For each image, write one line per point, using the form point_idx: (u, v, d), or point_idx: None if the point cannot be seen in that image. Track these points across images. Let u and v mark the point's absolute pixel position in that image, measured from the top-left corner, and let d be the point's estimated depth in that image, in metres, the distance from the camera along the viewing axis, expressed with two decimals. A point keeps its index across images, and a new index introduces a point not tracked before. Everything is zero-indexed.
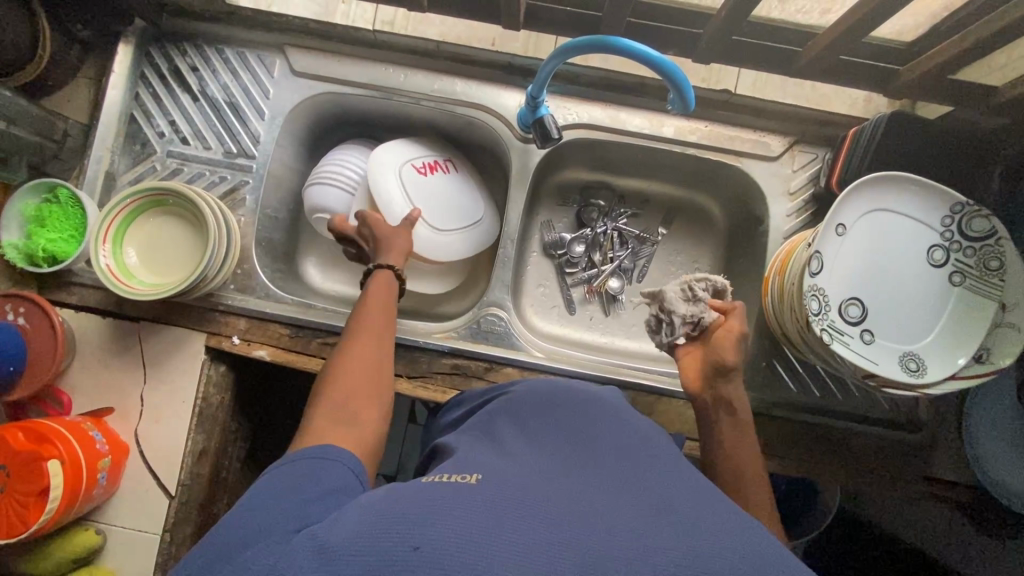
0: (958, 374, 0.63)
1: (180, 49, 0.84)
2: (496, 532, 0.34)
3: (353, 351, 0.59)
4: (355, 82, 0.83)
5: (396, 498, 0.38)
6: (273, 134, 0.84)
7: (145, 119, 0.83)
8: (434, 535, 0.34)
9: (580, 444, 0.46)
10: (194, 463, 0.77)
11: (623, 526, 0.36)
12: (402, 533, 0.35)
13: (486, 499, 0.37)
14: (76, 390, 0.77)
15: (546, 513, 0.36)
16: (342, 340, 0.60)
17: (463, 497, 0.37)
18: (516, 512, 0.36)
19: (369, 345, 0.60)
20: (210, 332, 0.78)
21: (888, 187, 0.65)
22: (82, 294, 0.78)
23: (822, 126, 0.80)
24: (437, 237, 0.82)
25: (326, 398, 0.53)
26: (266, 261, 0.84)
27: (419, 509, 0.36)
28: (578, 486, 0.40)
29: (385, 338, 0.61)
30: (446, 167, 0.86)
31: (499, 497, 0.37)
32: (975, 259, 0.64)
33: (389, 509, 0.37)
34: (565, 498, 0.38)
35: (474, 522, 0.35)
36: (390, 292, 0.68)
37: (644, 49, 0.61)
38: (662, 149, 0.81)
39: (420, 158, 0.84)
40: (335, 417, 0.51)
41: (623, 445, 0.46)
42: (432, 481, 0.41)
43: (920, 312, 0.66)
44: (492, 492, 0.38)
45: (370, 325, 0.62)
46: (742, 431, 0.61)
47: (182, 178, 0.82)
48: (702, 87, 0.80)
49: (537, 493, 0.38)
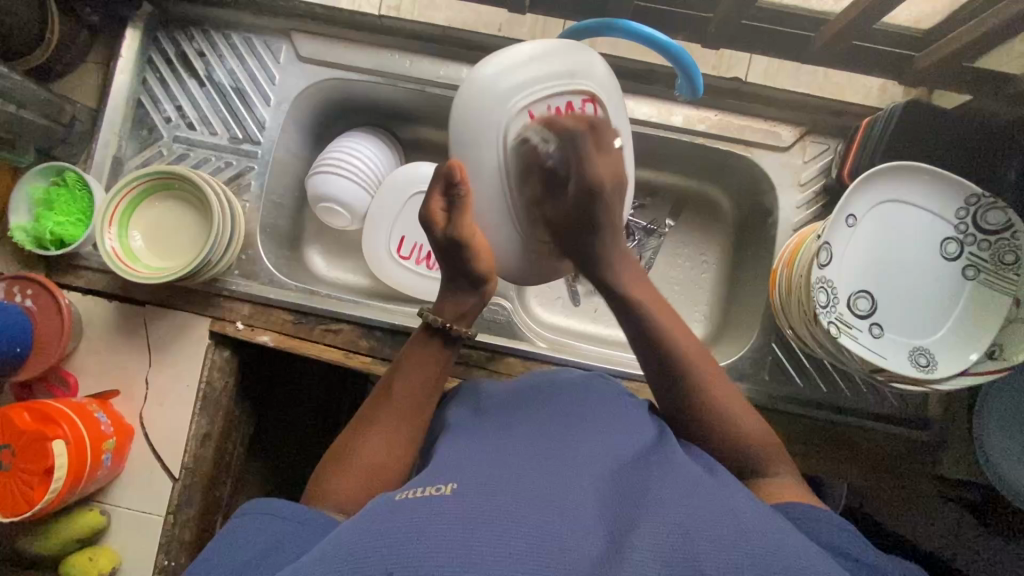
0: (969, 370, 0.61)
1: (187, 34, 0.84)
2: (476, 535, 0.34)
3: (371, 440, 0.53)
4: (362, 68, 0.83)
5: (367, 522, 0.36)
6: (279, 120, 0.84)
7: (152, 104, 0.83)
8: (404, 556, 0.32)
9: (571, 448, 0.44)
10: (198, 446, 0.77)
11: (609, 524, 0.35)
12: (372, 554, 0.33)
13: (467, 504, 0.36)
14: (82, 371, 0.78)
15: (524, 531, 0.34)
16: (373, 400, 0.56)
17: (439, 503, 0.37)
18: (491, 528, 0.34)
19: (401, 408, 0.55)
20: (214, 317, 0.78)
21: (899, 178, 0.63)
22: (88, 277, 0.78)
23: (836, 116, 0.78)
24: (540, 249, 0.65)
25: (349, 448, 0.52)
26: (270, 248, 0.84)
27: (393, 526, 0.34)
28: (565, 481, 0.39)
29: (419, 408, 0.56)
30: (584, 116, 0.61)
31: (478, 501, 0.37)
32: (990, 253, 0.62)
33: (363, 532, 0.35)
34: (548, 497, 0.38)
35: (446, 526, 0.34)
36: (431, 369, 0.58)
37: (651, 32, 0.60)
38: (671, 139, 0.80)
39: (542, 104, 0.60)
40: (347, 468, 0.51)
41: (615, 450, 0.45)
42: (404, 494, 0.39)
43: (930, 307, 0.64)
44: (466, 506, 0.36)
45: (395, 411, 0.55)
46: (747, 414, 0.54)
47: (188, 163, 0.83)
48: (712, 76, 0.78)
49: (518, 503, 0.36)
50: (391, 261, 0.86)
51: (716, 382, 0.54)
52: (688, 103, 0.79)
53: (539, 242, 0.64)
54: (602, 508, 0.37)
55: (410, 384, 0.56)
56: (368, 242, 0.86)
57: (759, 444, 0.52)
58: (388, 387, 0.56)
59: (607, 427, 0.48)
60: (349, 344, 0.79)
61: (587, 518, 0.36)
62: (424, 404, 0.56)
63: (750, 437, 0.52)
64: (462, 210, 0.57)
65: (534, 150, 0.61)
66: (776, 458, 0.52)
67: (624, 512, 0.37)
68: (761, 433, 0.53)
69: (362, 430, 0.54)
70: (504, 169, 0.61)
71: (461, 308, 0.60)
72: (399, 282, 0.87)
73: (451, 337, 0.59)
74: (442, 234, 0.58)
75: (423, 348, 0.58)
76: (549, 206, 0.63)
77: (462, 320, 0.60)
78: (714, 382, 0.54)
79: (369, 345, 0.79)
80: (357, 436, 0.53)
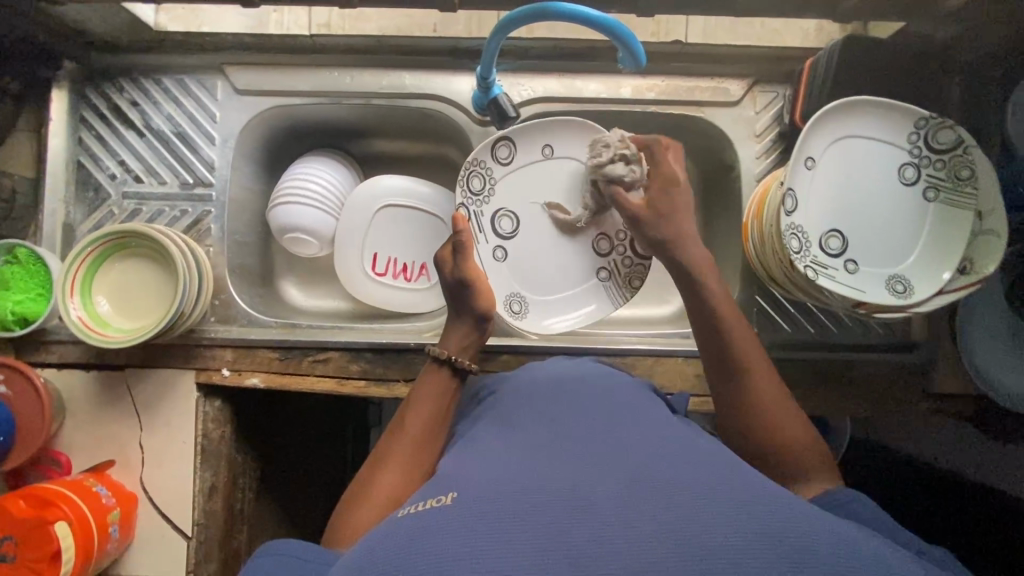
0: (945, 289, 0.63)
1: (116, 85, 0.81)
2: (482, 542, 0.33)
3: (390, 470, 0.53)
4: (303, 91, 0.81)
5: (377, 546, 0.36)
6: (227, 158, 0.81)
7: (93, 164, 0.81)
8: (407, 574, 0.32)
9: (574, 437, 0.44)
10: (206, 500, 0.76)
11: (614, 501, 0.36)
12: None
13: (473, 509, 0.36)
14: (73, 448, 0.76)
15: (537, 526, 0.34)
16: (384, 441, 0.57)
17: (444, 516, 0.36)
18: (501, 527, 0.35)
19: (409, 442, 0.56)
20: (198, 368, 0.77)
21: (852, 112, 0.64)
22: (61, 351, 0.76)
23: (779, 62, 0.79)
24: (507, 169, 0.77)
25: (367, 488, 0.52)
26: (243, 289, 0.82)
27: (402, 547, 0.34)
28: (572, 468, 0.39)
29: (428, 438, 0.57)
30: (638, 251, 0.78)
31: (481, 505, 0.36)
32: (946, 171, 0.64)
33: (378, 559, 0.34)
34: (556, 486, 0.38)
35: (456, 534, 0.34)
36: (441, 399, 0.60)
37: (582, 10, 0.59)
38: (623, 112, 0.80)
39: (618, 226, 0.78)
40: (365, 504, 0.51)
41: (620, 432, 0.45)
42: (407, 511, 0.39)
43: (900, 233, 0.66)
44: (467, 513, 0.36)
45: (410, 443, 0.56)
46: (792, 417, 0.55)
47: (142, 218, 0.80)
48: (652, 42, 0.79)
49: (530, 500, 0.36)
50: (370, 281, 0.86)
51: (760, 369, 0.56)
52: (635, 73, 0.79)
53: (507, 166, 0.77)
54: (606, 492, 0.37)
55: (421, 416, 0.58)
56: (341, 265, 0.85)
57: (806, 456, 0.53)
58: (401, 424, 0.57)
59: (606, 412, 0.48)
60: (340, 371, 0.78)
61: (597, 507, 0.35)
62: (439, 434, 0.57)
63: (798, 451, 0.53)
64: (465, 254, 0.67)
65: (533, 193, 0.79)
66: (822, 467, 0.53)
67: (627, 494, 0.36)
68: (805, 439, 0.54)
69: (377, 469, 0.54)
70: (493, 207, 0.78)
71: (467, 342, 0.64)
72: (378, 298, 0.86)
73: (458, 368, 0.62)
74: (451, 276, 0.67)
75: (432, 378, 0.61)
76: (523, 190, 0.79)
77: (466, 354, 0.64)
78: (758, 370, 0.56)
79: (361, 369, 0.78)
80: (374, 471, 0.54)
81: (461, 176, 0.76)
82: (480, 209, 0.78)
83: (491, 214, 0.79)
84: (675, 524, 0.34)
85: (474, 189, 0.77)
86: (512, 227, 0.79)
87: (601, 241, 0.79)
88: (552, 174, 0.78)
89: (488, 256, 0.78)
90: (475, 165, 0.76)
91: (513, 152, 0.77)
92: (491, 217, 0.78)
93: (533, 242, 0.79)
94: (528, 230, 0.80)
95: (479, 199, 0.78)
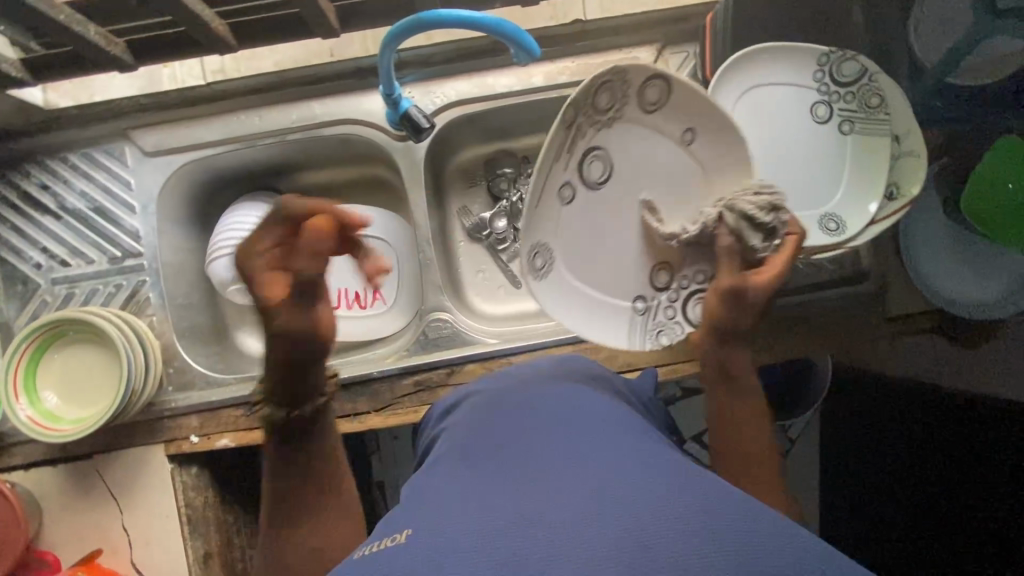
0: (876, 219, 0.63)
1: (22, 172, 0.79)
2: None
3: (320, 514, 0.57)
4: (214, 141, 0.79)
5: None
6: (151, 224, 0.79)
7: (16, 256, 0.78)
8: None
9: (526, 452, 0.45)
10: (202, 569, 0.75)
11: (558, 513, 0.37)
12: None
13: (422, 546, 0.37)
14: (57, 545, 0.75)
15: (483, 553, 0.36)
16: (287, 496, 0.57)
17: (396, 558, 0.37)
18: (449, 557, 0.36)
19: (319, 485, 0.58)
20: (167, 440, 0.76)
21: (754, 61, 0.65)
22: (24, 452, 0.75)
23: (681, 21, 0.78)
24: (642, 121, 0.60)
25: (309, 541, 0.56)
26: (197, 351, 0.81)
27: None
28: (521, 488, 0.40)
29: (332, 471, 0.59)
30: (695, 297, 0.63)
31: (431, 541, 0.38)
32: (857, 103, 0.65)
33: None
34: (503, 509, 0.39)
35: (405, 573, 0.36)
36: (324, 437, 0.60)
37: (464, 14, 0.58)
38: (539, 100, 0.80)
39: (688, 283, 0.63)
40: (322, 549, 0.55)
41: (570, 437, 0.45)
42: (362, 554, 0.40)
43: (825, 172, 0.66)
44: (416, 552, 0.37)
45: (323, 484, 0.58)
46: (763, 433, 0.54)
47: (77, 301, 0.78)
48: (553, 25, 0.78)
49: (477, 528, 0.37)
50: None
51: (746, 374, 0.57)
52: (542, 59, 0.78)
53: (650, 113, 0.60)
54: (551, 506, 0.38)
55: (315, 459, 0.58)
56: None
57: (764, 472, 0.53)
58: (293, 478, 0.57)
59: (558, 417, 0.49)
60: None
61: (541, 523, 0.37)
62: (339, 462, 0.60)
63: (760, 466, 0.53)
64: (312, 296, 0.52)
65: (638, 170, 0.61)
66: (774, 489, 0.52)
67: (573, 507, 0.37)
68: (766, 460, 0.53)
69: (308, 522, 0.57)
70: (609, 145, 0.61)
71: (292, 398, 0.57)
72: (333, 331, 0.85)
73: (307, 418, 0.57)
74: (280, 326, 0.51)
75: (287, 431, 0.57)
76: (652, 163, 0.61)
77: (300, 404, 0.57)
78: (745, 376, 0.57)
79: None
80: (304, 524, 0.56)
81: (591, 85, 0.56)
82: (589, 129, 0.59)
83: (583, 150, 0.60)
84: (616, 529, 0.35)
85: (600, 106, 0.58)
86: (603, 176, 0.61)
87: (661, 273, 0.63)
88: (667, 162, 0.61)
89: (553, 191, 0.60)
90: (615, 75, 0.57)
91: (663, 98, 0.59)
92: (584, 151, 0.60)
93: (583, 220, 0.62)
94: (619, 192, 0.62)
95: (598, 120, 0.59)
